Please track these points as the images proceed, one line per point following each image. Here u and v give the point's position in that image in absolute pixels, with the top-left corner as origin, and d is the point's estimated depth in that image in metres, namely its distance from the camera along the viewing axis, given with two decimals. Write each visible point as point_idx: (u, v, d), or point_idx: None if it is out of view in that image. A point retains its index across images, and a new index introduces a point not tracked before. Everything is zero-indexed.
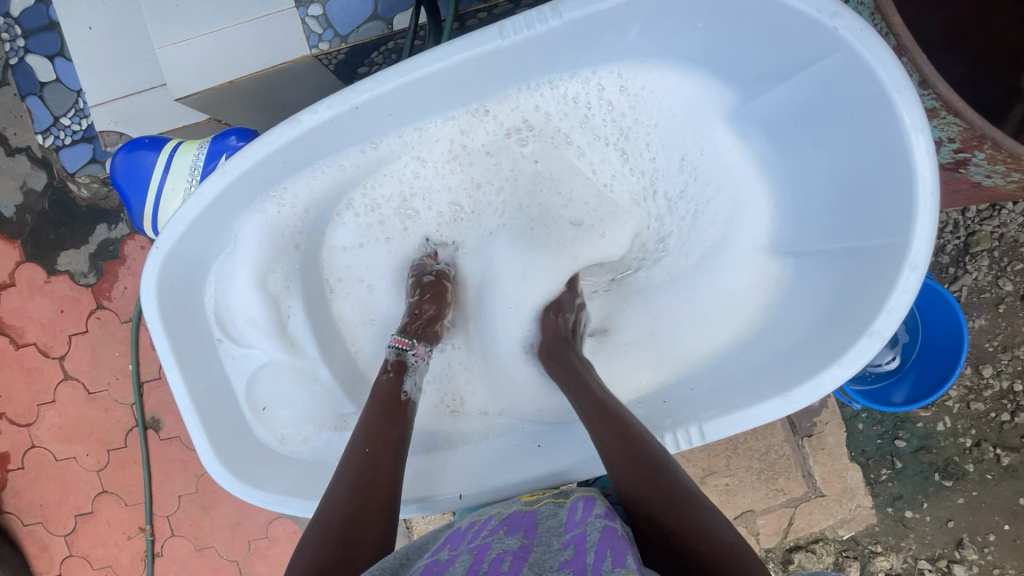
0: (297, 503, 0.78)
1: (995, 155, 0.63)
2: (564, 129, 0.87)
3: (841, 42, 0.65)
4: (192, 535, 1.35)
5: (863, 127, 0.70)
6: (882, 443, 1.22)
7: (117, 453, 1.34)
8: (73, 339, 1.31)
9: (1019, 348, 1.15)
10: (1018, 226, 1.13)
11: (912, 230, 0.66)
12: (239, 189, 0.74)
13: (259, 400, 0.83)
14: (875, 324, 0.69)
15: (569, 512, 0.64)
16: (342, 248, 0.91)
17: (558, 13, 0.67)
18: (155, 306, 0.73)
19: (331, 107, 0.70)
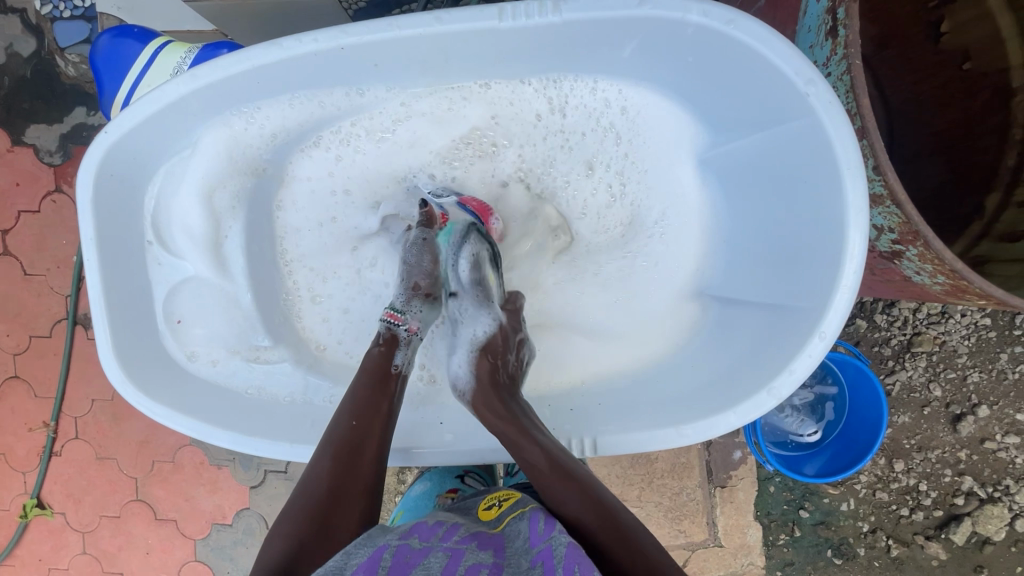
0: (182, 421, 0.80)
1: (928, 254, 0.62)
2: (546, 129, 0.87)
3: (809, 108, 0.66)
4: (96, 442, 1.32)
5: (805, 194, 0.73)
6: (787, 510, 1.25)
7: (38, 341, 1.30)
8: (22, 216, 1.26)
9: (932, 451, 1.22)
10: (960, 337, 1.19)
11: (830, 302, 0.69)
12: (207, 96, 0.74)
13: (176, 311, 0.84)
14: (776, 382, 0.73)
15: (534, 516, 0.64)
16: (300, 188, 0.89)
17: (558, 10, 0.68)
18: (89, 193, 0.73)
19: (317, 40, 0.69)
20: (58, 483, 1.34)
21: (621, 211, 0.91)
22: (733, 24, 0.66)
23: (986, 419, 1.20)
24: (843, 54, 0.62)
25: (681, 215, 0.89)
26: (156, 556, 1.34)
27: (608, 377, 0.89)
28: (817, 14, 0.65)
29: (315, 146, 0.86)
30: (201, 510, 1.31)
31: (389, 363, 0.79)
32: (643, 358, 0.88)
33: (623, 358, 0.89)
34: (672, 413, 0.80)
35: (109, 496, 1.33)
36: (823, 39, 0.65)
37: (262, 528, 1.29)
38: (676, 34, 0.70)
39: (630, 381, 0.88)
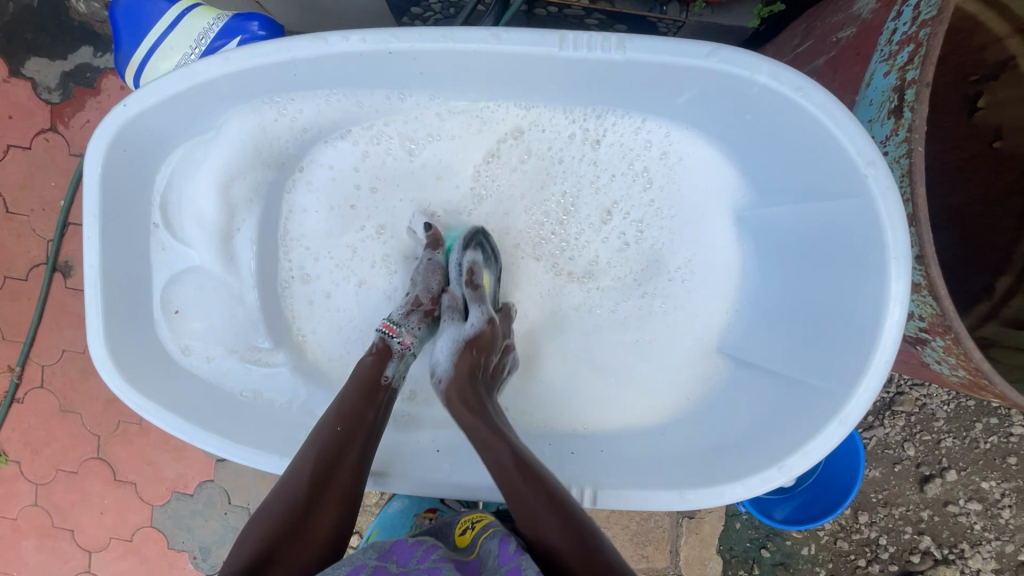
0: (171, 420, 0.77)
1: (954, 349, 0.59)
2: (589, 158, 0.87)
3: (866, 190, 0.64)
4: (62, 395, 1.28)
5: (843, 277, 0.72)
6: (749, 547, 1.27)
7: (13, 283, 1.25)
8: (10, 151, 1.20)
9: (896, 508, 1.25)
10: (940, 402, 1.21)
11: (852, 391, 0.69)
12: (237, 81, 0.71)
13: (174, 302, 0.81)
14: (788, 460, 0.72)
15: (503, 539, 0.61)
16: (316, 173, 0.87)
17: (622, 48, 0.66)
18: (99, 167, 0.71)
19: (364, 40, 0.67)
20: (16, 430, 1.30)
21: (650, 256, 0.91)
22: (801, 92, 0.65)
23: (952, 483, 1.23)
24: (905, 136, 0.60)
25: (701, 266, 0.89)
26: (110, 517, 1.30)
27: (611, 429, 0.88)
28: (882, 89, 0.62)
29: (341, 137, 0.84)
30: (163, 476, 1.28)
31: (380, 373, 0.76)
32: (649, 412, 0.88)
33: (634, 408, 0.89)
34: (674, 477, 0.78)
35: (68, 451, 1.29)
36: (885, 117, 0.62)
37: (224, 502, 1.27)
38: (740, 92, 0.70)
39: (631, 432, 0.87)
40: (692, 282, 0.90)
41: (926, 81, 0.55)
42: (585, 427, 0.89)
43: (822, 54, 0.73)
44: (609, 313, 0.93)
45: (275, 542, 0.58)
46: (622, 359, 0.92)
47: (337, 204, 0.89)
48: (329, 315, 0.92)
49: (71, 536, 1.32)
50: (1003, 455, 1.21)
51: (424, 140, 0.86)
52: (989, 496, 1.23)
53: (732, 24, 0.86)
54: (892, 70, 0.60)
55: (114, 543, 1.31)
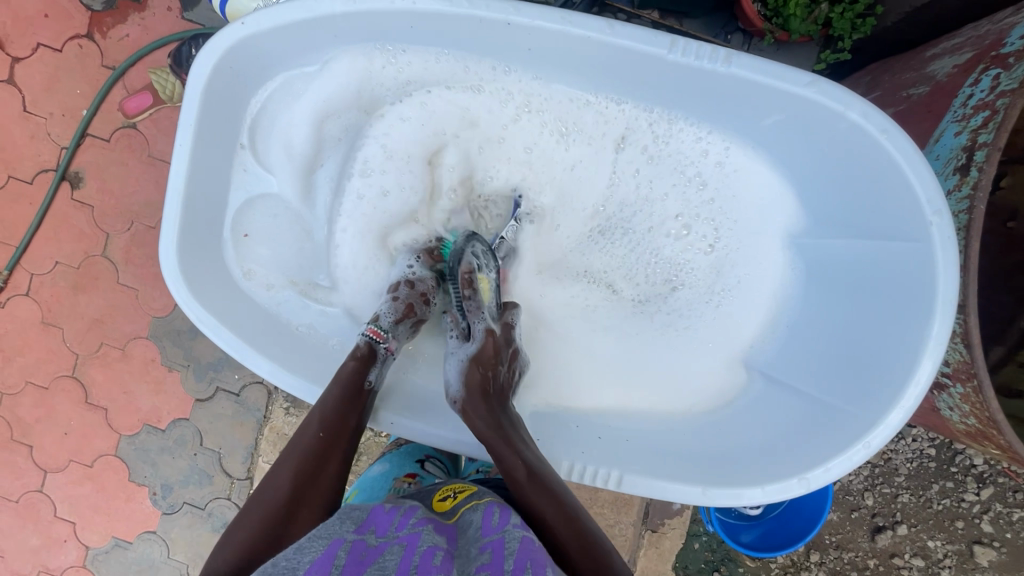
0: (225, 335, 0.77)
1: (972, 397, 0.67)
2: (680, 168, 0.87)
3: (926, 237, 0.67)
4: (47, 306, 1.24)
5: (891, 318, 0.74)
6: (702, 568, 1.31)
7: (16, 184, 1.21)
8: (40, 49, 1.17)
9: (846, 552, 1.31)
10: (904, 458, 1.27)
11: (883, 417, 0.71)
12: (355, 22, 0.74)
13: (243, 226, 0.83)
14: (809, 473, 0.73)
15: (484, 518, 0.60)
16: (435, 113, 0.83)
17: (728, 61, 0.70)
18: (206, 75, 0.73)
19: (488, 7, 0.70)
20: None
21: (713, 272, 0.91)
22: (886, 135, 0.68)
23: (901, 537, 1.29)
24: (967, 194, 0.66)
25: (744, 294, 0.90)
26: (74, 440, 1.27)
27: (620, 410, 0.89)
28: (951, 147, 0.67)
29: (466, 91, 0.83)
30: (137, 406, 1.26)
31: (363, 378, 0.74)
32: (670, 406, 0.90)
33: (650, 399, 0.90)
34: (692, 469, 0.79)
35: (42, 364, 1.26)
36: (950, 172, 0.68)
37: (195, 442, 1.25)
38: (828, 125, 0.72)
39: (643, 422, 0.88)
40: (734, 303, 0.91)
41: (998, 146, 0.61)
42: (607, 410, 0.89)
43: (889, 106, 0.77)
44: (661, 321, 0.93)
45: (258, 546, 0.58)
46: (653, 365, 0.91)
47: (442, 130, 0.85)
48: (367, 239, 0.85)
49: (29, 452, 1.28)
50: (952, 518, 1.27)
51: (552, 113, 0.84)
52: (933, 555, 1.29)
53: (790, 63, 0.89)
54: (964, 131, 0.65)
55: (73, 466, 1.28)
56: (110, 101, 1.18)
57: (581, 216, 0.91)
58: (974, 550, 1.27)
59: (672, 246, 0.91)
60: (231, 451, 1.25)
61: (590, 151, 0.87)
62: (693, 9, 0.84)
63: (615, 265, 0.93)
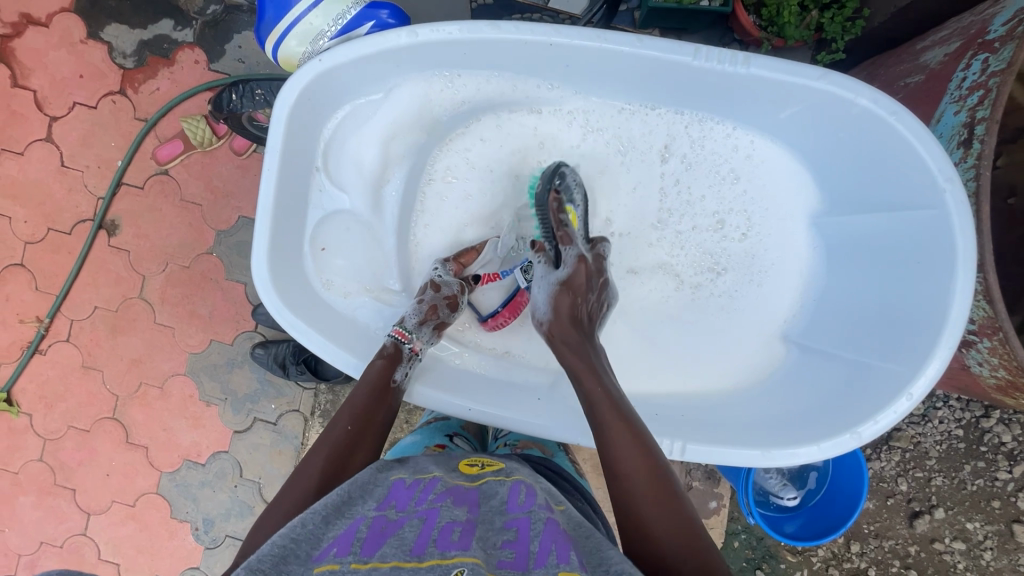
0: (315, 339, 0.80)
1: (999, 348, 0.71)
2: (722, 161, 0.92)
3: (941, 203, 0.72)
4: (87, 350, 1.28)
5: (912, 280, 0.77)
6: (744, 567, 1.32)
7: (55, 236, 1.27)
8: (76, 108, 1.24)
9: (886, 540, 1.31)
10: (933, 441, 1.28)
11: (923, 367, 0.73)
12: (418, 53, 0.78)
13: (321, 240, 0.85)
14: (860, 428, 0.75)
15: (510, 494, 0.64)
16: (490, 129, 0.92)
17: (748, 63, 0.76)
18: (287, 109, 0.76)
19: (534, 32, 0.75)
20: (33, 382, 1.29)
21: (752, 254, 0.94)
22: (895, 117, 0.73)
23: (939, 521, 1.29)
24: (972, 164, 0.71)
25: (781, 274, 0.93)
26: (116, 480, 1.29)
27: (667, 394, 0.90)
28: (952, 125, 0.73)
29: (521, 109, 0.90)
30: (177, 442, 1.29)
31: (392, 375, 0.79)
32: (713, 380, 0.92)
33: (693, 381, 0.92)
34: (758, 436, 0.80)
35: (84, 408, 1.29)
36: (954, 147, 0.73)
37: (235, 474, 1.28)
38: (841, 111, 0.77)
39: (692, 400, 0.90)
40: (767, 282, 0.94)
41: (995, 119, 0.67)
42: (652, 393, 0.91)
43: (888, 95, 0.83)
44: (715, 310, 0.96)
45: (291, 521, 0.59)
46: (697, 347, 0.94)
47: (517, 150, 0.93)
48: (445, 236, 0.95)
49: (72, 496, 1.30)
50: (988, 498, 1.28)
51: (613, 132, 0.92)
52: (973, 537, 1.29)
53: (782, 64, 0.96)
54: (962, 110, 0.71)
55: (115, 506, 1.29)
56: (143, 151, 1.24)
57: (628, 217, 0.96)
58: (1014, 529, 1.27)
59: (719, 237, 0.95)
60: (271, 480, 1.27)
61: (646, 159, 0.93)
62: (693, 24, 0.91)
63: (667, 259, 0.96)
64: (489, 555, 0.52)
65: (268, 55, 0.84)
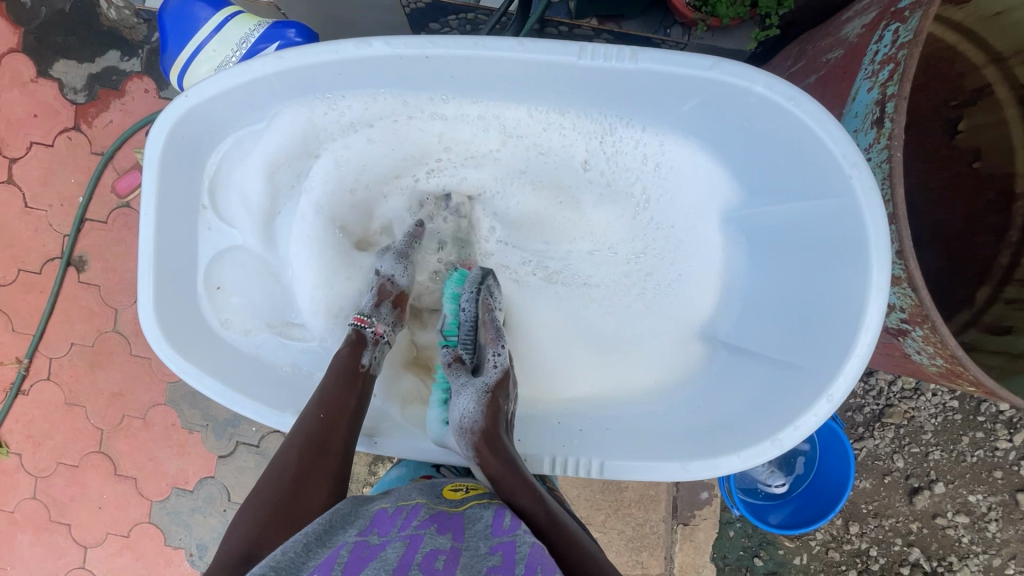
0: (211, 384, 0.79)
1: (930, 337, 0.63)
2: (624, 160, 0.87)
3: (848, 189, 0.67)
4: (68, 387, 1.29)
5: (832, 271, 0.74)
6: (742, 556, 1.29)
7: (26, 276, 1.28)
8: (33, 147, 1.24)
9: (886, 519, 1.27)
10: (928, 415, 1.24)
11: (839, 368, 0.71)
12: (286, 79, 0.73)
13: (216, 278, 0.84)
14: (782, 434, 0.74)
15: (495, 515, 0.62)
16: (382, 146, 0.87)
17: (635, 59, 0.69)
18: (157, 153, 0.74)
19: (403, 46, 0.70)
20: (19, 422, 1.31)
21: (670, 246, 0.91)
22: (793, 102, 0.68)
23: (940, 495, 1.26)
24: (886, 145, 0.64)
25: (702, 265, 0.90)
26: (109, 512, 1.31)
27: (583, 398, 0.91)
28: (865, 103, 0.66)
29: (407, 123, 0.84)
30: (164, 471, 1.29)
31: (357, 362, 0.77)
32: (655, 382, 0.91)
33: (632, 386, 0.91)
34: (671, 448, 0.81)
35: (71, 443, 1.30)
36: (868, 127, 0.66)
37: (223, 498, 1.28)
38: (737, 101, 0.72)
39: (625, 408, 0.89)
40: (686, 275, 0.91)
41: (903, 95, 0.60)
42: (589, 401, 0.91)
43: (814, 73, 0.77)
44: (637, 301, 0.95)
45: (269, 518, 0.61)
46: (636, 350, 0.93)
47: (425, 158, 0.90)
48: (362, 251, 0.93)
49: (68, 530, 1.31)
50: (989, 468, 1.24)
51: (532, 139, 0.86)
52: (977, 510, 1.26)
53: (730, 46, 0.89)
54: (874, 86, 0.64)
55: (110, 538, 1.31)
56: (103, 185, 1.24)
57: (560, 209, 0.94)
58: (1018, 498, 1.23)
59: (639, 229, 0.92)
60: None
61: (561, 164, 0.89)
62: (629, 9, 0.85)
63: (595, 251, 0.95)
64: None
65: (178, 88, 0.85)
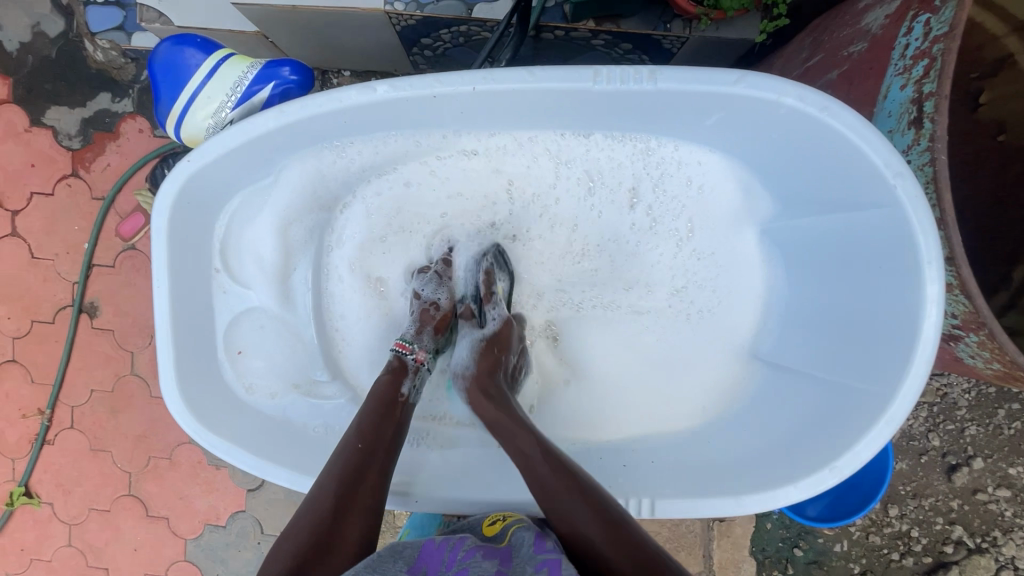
0: (241, 455, 0.77)
1: (989, 343, 0.61)
2: (647, 182, 0.87)
3: (892, 200, 0.65)
4: (92, 433, 1.29)
5: (880, 287, 0.71)
6: (781, 547, 1.28)
7: (40, 326, 1.27)
8: (34, 198, 1.24)
9: (926, 499, 1.25)
10: (960, 390, 1.22)
11: (897, 387, 0.68)
12: (292, 133, 0.72)
13: (237, 342, 0.81)
14: (838, 460, 0.71)
15: (538, 536, 0.62)
16: (393, 190, 0.87)
17: (654, 79, 0.67)
18: (167, 220, 0.72)
19: (410, 87, 0.68)
20: (47, 472, 1.31)
21: (700, 267, 0.91)
22: (827, 112, 0.65)
23: (979, 471, 1.23)
24: (927, 146, 0.61)
25: (731, 283, 0.90)
26: (144, 553, 1.31)
27: (627, 440, 0.88)
28: (900, 101, 0.62)
29: (420, 164, 0.84)
30: (195, 509, 1.29)
31: (398, 390, 0.75)
32: (698, 403, 0.90)
33: (674, 408, 0.90)
34: (729, 478, 0.78)
35: (100, 489, 1.30)
36: (905, 128, 0.63)
37: (256, 531, 1.28)
38: (764, 114, 0.70)
39: (674, 439, 0.87)
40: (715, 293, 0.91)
41: (943, 94, 0.57)
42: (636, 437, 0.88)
43: (833, 68, 0.72)
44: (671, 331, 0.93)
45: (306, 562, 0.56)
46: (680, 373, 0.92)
47: (443, 204, 0.89)
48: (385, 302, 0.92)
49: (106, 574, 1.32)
50: None
51: (581, 165, 0.85)
52: (1018, 482, 1.23)
53: (736, 38, 0.86)
54: (908, 84, 0.61)
55: None
56: (107, 229, 1.23)
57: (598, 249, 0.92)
58: None
59: (669, 260, 0.91)
60: None
61: (599, 199, 0.88)
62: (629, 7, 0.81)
63: (627, 291, 0.93)
64: None
65: (174, 139, 0.82)
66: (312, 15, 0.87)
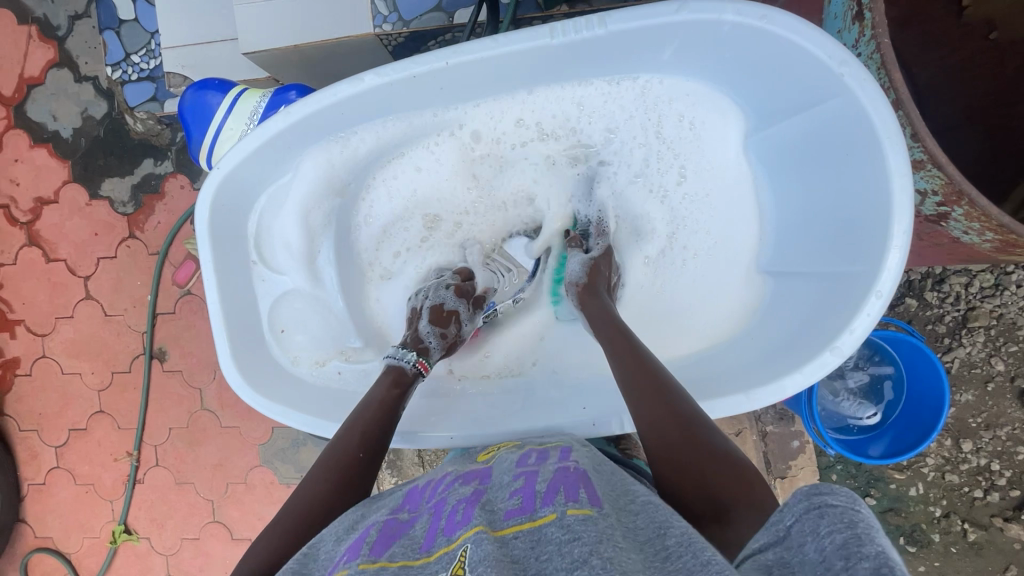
0: (292, 416, 0.85)
1: (973, 212, 0.63)
2: (636, 121, 0.89)
3: (843, 88, 0.68)
4: (175, 468, 1.41)
5: (852, 170, 0.73)
6: (852, 498, 1.24)
7: (119, 376, 1.41)
8: (101, 262, 1.38)
9: (1001, 429, 1.18)
10: (1018, 309, 1.16)
11: (883, 262, 0.69)
12: (300, 132, 0.80)
13: (279, 322, 0.90)
14: (839, 341, 0.72)
15: (521, 459, 0.67)
16: (399, 169, 0.92)
17: (604, 23, 0.71)
18: (206, 221, 0.80)
19: (391, 74, 0.75)
20: (141, 508, 1.43)
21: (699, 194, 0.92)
22: (766, 20, 0.69)
23: None
24: (872, 35, 0.65)
25: (716, 198, 0.91)
26: None
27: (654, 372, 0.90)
28: (843, 1, 0.68)
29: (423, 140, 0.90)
30: None
31: (400, 402, 0.78)
32: (713, 325, 0.90)
33: (693, 332, 0.91)
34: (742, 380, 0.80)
35: (189, 519, 1.41)
36: (850, 24, 0.69)
37: None
38: (713, 34, 0.73)
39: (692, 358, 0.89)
40: (706, 219, 0.92)
41: None
42: (663, 364, 0.91)
43: None
44: (678, 264, 0.94)
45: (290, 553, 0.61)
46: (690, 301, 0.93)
47: (454, 172, 0.93)
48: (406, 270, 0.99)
49: None
50: None
51: (601, 117, 0.89)
52: None
53: None
54: None
55: None
56: (165, 280, 1.36)
57: (612, 175, 0.95)
58: None
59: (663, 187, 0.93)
60: None
61: (614, 134, 0.91)
62: None
63: (629, 219, 0.96)
64: (499, 511, 0.55)
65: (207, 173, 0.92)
66: (312, 51, 0.96)
